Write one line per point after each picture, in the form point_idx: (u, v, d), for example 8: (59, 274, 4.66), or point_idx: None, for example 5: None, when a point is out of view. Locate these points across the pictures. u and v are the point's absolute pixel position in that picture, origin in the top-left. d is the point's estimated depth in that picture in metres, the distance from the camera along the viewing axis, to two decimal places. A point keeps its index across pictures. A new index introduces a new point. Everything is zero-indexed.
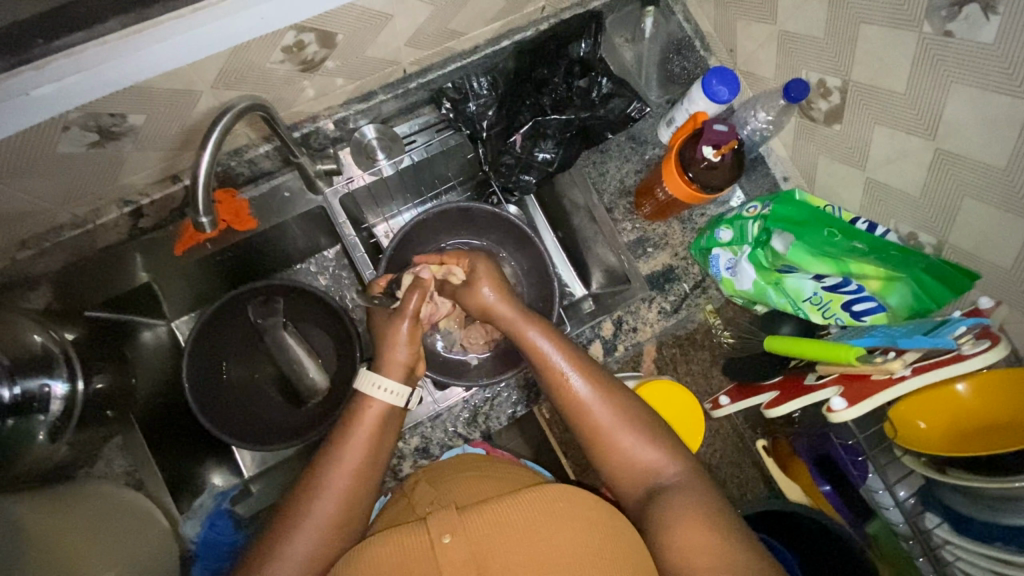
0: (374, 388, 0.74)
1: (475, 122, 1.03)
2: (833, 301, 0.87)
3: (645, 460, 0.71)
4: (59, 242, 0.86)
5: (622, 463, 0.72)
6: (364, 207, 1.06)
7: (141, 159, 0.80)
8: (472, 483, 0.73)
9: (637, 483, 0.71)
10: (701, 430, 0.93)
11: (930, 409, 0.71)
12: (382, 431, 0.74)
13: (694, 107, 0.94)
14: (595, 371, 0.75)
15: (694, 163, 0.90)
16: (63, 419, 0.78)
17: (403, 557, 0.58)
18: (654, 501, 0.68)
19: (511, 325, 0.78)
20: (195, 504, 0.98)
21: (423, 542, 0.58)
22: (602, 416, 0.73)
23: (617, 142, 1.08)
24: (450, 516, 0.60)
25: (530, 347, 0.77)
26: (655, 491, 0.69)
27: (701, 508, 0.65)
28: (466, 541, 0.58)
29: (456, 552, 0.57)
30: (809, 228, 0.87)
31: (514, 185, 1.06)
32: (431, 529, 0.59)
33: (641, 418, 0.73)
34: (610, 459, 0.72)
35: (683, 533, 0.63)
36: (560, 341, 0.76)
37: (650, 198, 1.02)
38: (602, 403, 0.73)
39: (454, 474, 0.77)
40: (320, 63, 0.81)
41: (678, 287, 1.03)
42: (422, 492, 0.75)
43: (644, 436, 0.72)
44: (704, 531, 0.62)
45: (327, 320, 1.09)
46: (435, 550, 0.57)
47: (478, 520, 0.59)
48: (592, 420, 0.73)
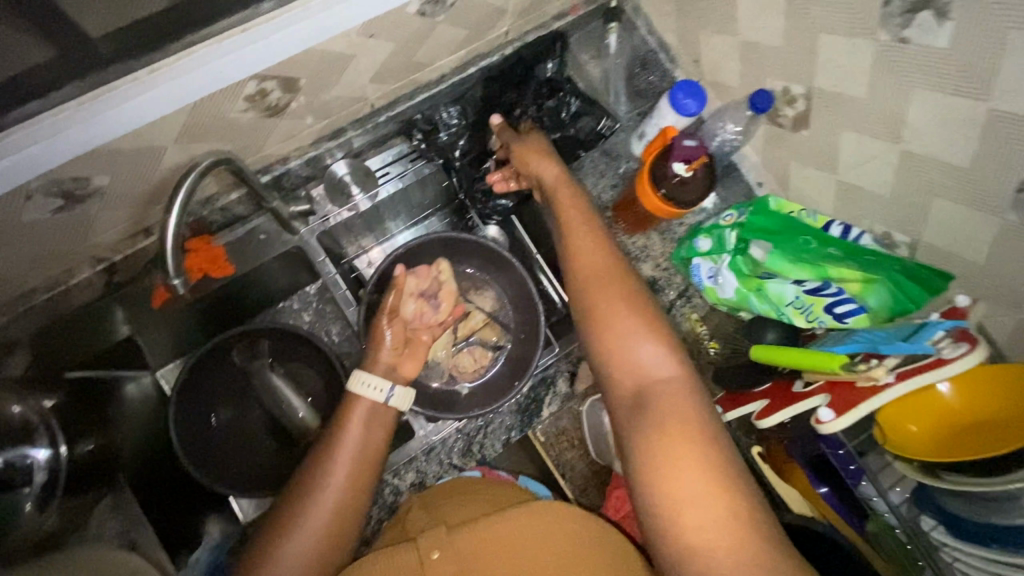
0: (361, 385, 0.79)
1: (447, 151, 1.02)
2: (815, 303, 0.87)
3: (645, 362, 0.70)
4: (33, 306, 0.86)
5: (622, 359, 0.72)
6: (341, 239, 1.05)
7: (111, 218, 0.79)
8: (464, 502, 0.78)
9: (630, 377, 0.70)
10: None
11: (919, 413, 0.71)
12: (367, 430, 0.78)
13: (664, 122, 0.95)
14: (631, 277, 0.78)
15: (666, 180, 0.90)
16: (48, 489, 0.77)
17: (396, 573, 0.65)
18: (642, 400, 0.68)
19: (565, 205, 0.85)
20: (192, 558, 0.96)
21: (412, 559, 0.66)
22: (626, 314, 0.73)
23: (591, 158, 1.08)
24: (439, 533, 0.68)
25: (554, 183, 0.88)
26: (642, 388, 0.69)
27: (701, 459, 0.61)
28: (454, 556, 0.66)
29: (444, 566, 0.65)
30: (784, 236, 0.91)
31: (491, 211, 1.07)
32: (420, 547, 0.66)
33: (661, 332, 0.72)
34: (609, 353, 0.73)
35: (680, 470, 0.61)
36: (608, 241, 0.81)
37: (629, 212, 1.03)
38: (625, 295, 0.75)
39: (448, 495, 0.81)
40: (285, 107, 0.80)
41: (661, 299, 1.03)
42: (414, 516, 0.80)
43: (653, 343, 0.71)
44: (697, 475, 0.60)
45: (315, 358, 1.08)
46: (423, 566, 0.65)
47: (464, 537, 0.67)
48: (615, 310, 0.74)
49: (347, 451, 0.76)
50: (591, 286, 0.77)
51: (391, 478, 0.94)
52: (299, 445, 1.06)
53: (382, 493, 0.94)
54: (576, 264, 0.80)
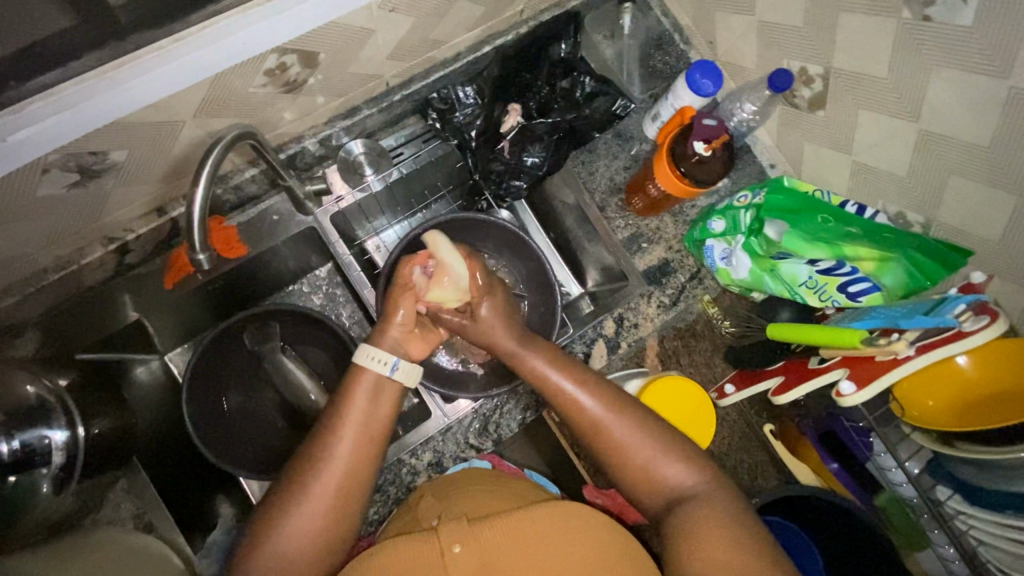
0: (367, 359, 0.76)
1: (463, 131, 1.02)
2: (828, 283, 0.89)
3: (667, 469, 0.70)
4: (44, 285, 0.83)
5: (646, 479, 0.71)
6: (355, 223, 1.04)
7: (126, 195, 0.78)
8: (479, 495, 0.75)
9: (658, 494, 0.71)
10: (711, 420, 0.93)
11: (936, 387, 0.73)
12: (374, 400, 0.74)
13: (679, 102, 0.95)
14: (588, 376, 0.78)
15: (684, 158, 0.91)
16: (66, 470, 0.75)
17: (416, 564, 0.62)
18: (677, 509, 0.68)
19: (511, 354, 0.82)
20: (209, 541, 0.96)
21: (434, 551, 0.62)
22: (613, 429, 0.73)
23: (604, 140, 1.08)
24: (460, 527, 0.64)
25: (567, 404, 0.76)
26: (677, 501, 0.69)
27: (709, 520, 0.65)
28: (476, 550, 0.62)
29: (464, 563, 0.61)
30: (803, 215, 0.90)
31: (505, 192, 1.05)
32: (441, 539, 0.63)
33: (641, 425, 0.73)
34: (631, 477, 0.72)
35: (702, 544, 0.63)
36: (559, 361, 0.80)
37: (641, 193, 1.04)
38: (621, 424, 0.73)
39: (460, 488, 0.79)
40: (303, 82, 0.79)
41: (674, 280, 1.04)
42: (427, 505, 0.77)
43: (667, 448, 0.72)
44: (714, 541, 0.63)
45: (327, 341, 1.06)
46: (445, 559, 0.61)
47: (487, 531, 0.63)
48: (603, 431, 0.73)
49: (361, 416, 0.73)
50: (571, 410, 0.75)
51: (408, 457, 0.95)
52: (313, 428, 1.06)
53: (399, 473, 0.94)
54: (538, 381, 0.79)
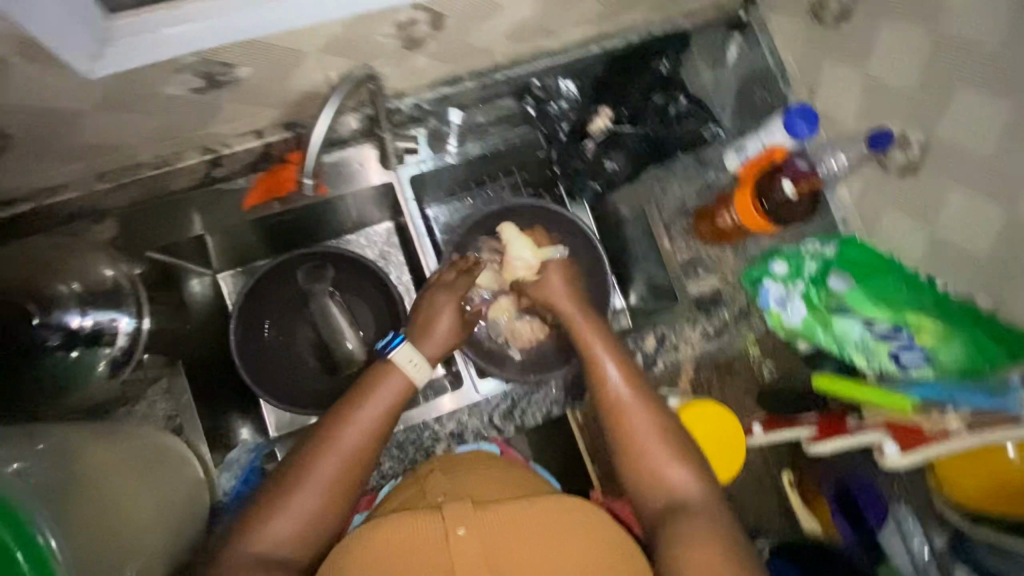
0: (405, 361, 0.81)
1: (554, 123, 1.03)
2: (880, 348, 0.88)
3: (669, 473, 0.73)
4: (136, 179, 0.86)
5: (654, 475, 0.74)
6: (428, 189, 1.07)
7: (235, 111, 0.81)
8: (484, 484, 0.77)
9: (658, 495, 0.73)
10: (736, 459, 0.91)
11: (980, 470, 0.72)
12: (398, 398, 0.79)
13: (771, 140, 0.97)
14: (633, 368, 0.82)
15: (770, 194, 0.93)
16: (126, 354, 0.77)
17: (418, 540, 0.62)
18: (674, 518, 0.69)
19: (575, 318, 0.87)
20: (229, 458, 0.99)
21: (437, 527, 0.62)
22: (640, 428, 0.76)
23: (683, 163, 1.08)
24: (465, 509, 0.64)
25: (603, 384, 0.81)
26: (675, 509, 0.70)
27: (705, 536, 0.66)
28: (479, 534, 0.62)
29: (466, 545, 0.61)
30: (877, 275, 0.92)
31: (580, 189, 1.09)
32: (445, 519, 0.63)
33: (673, 436, 0.76)
34: (643, 465, 0.74)
35: (695, 547, 0.64)
36: (612, 343, 0.84)
37: (710, 220, 1.04)
38: (645, 418, 0.77)
39: (466, 471, 0.80)
40: (423, 42, 0.81)
41: (722, 312, 1.06)
42: (434, 482, 0.78)
43: (676, 455, 0.74)
44: (710, 552, 0.63)
45: (376, 296, 1.10)
46: (446, 540, 0.61)
47: (489, 516, 0.63)
48: (628, 425, 0.77)
49: (370, 405, 0.76)
50: (603, 391, 0.80)
51: (433, 423, 0.97)
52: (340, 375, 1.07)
53: (421, 436, 0.97)
54: (590, 355, 0.83)
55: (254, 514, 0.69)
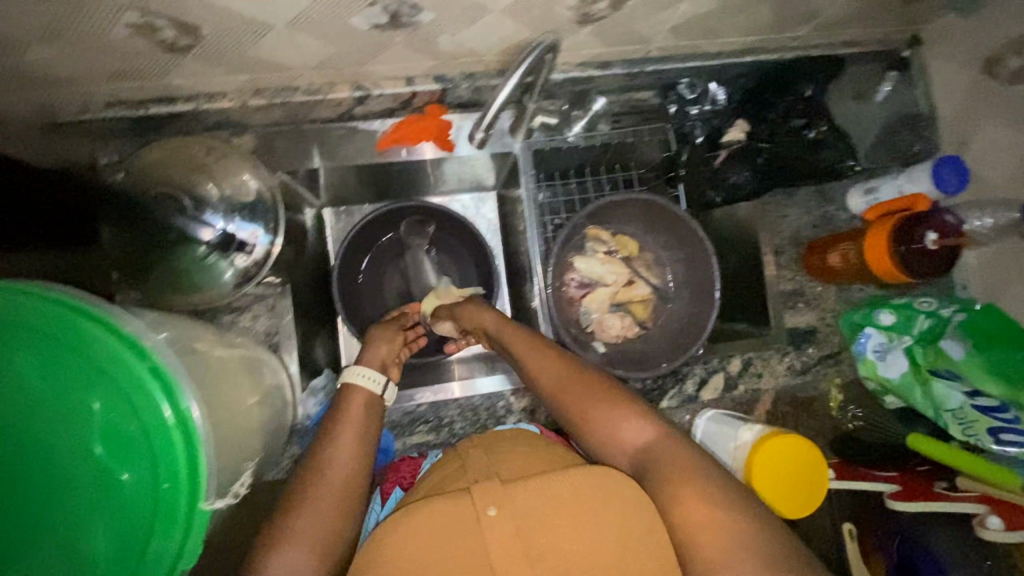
0: (357, 375, 0.82)
1: (687, 126, 1.02)
2: (978, 421, 0.85)
3: (632, 442, 0.72)
4: (286, 102, 0.87)
5: (616, 439, 0.73)
6: (543, 166, 1.03)
7: (398, 53, 0.82)
8: (521, 457, 0.72)
9: (626, 459, 0.72)
10: (812, 505, 0.84)
11: None
12: (365, 409, 0.79)
13: (912, 187, 0.93)
14: (573, 364, 0.80)
15: (909, 240, 0.87)
16: (256, 267, 0.86)
17: (450, 522, 0.60)
18: (647, 478, 0.68)
19: (505, 329, 0.86)
20: (313, 385, 1.00)
21: (468, 512, 0.61)
22: (589, 405, 0.75)
23: (806, 191, 1.07)
24: (492, 488, 0.62)
25: (556, 390, 0.78)
26: (645, 463, 0.70)
27: (693, 484, 0.65)
28: (510, 518, 0.60)
29: (502, 526, 0.59)
30: (996, 346, 0.89)
31: (696, 200, 1.06)
32: (474, 500, 0.61)
33: (613, 398, 0.75)
34: (604, 441, 0.74)
35: (690, 504, 0.63)
36: (529, 338, 0.84)
37: (823, 256, 1.01)
38: (596, 399, 0.75)
39: (507, 446, 0.75)
40: (596, 20, 0.81)
41: (812, 350, 1.05)
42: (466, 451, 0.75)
43: (626, 416, 0.73)
44: (704, 507, 0.63)
45: (471, 259, 1.12)
46: (479, 524, 0.59)
47: (517, 495, 0.61)
48: (578, 409, 0.76)
49: (348, 424, 0.75)
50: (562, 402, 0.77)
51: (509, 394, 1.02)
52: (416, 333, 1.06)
53: (496, 405, 1.01)
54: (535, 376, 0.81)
55: (256, 554, 0.64)
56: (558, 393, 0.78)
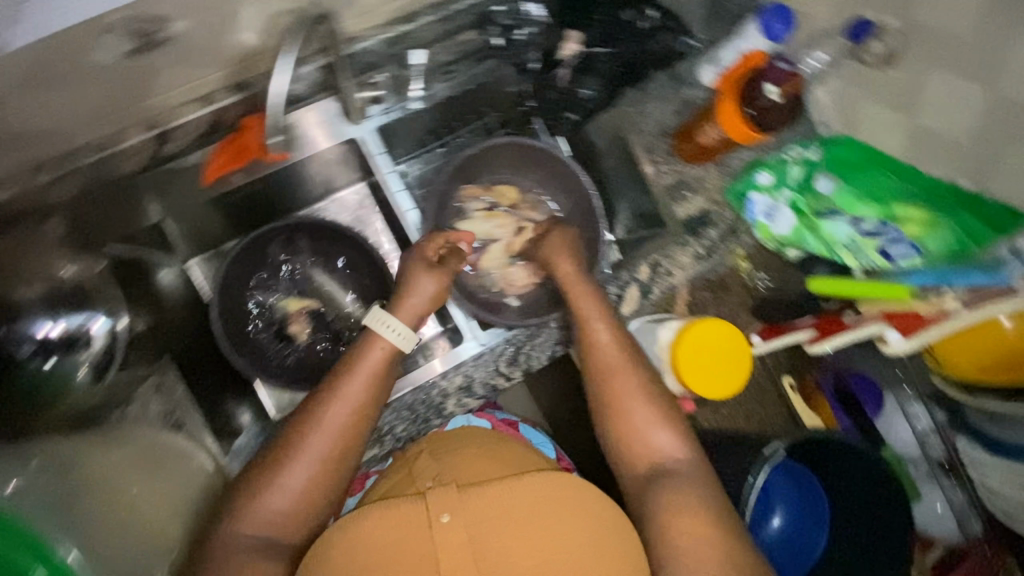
0: (383, 326, 0.79)
1: (522, 53, 0.97)
2: (867, 244, 0.94)
3: (663, 453, 0.76)
4: (78, 168, 0.78)
5: (644, 447, 0.77)
6: (395, 140, 0.98)
7: (172, 76, 0.73)
8: (479, 461, 0.78)
9: (643, 459, 0.77)
10: (744, 375, 0.87)
11: (969, 347, 0.77)
12: (389, 369, 0.78)
13: (747, 44, 0.94)
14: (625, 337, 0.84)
15: (755, 100, 0.90)
16: (106, 357, 0.86)
17: (401, 528, 0.62)
18: (655, 481, 0.74)
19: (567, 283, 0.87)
20: (236, 445, 0.90)
21: (421, 516, 0.62)
22: (628, 377, 0.80)
23: (658, 81, 1.03)
24: (449, 494, 0.64)
25: (591, 340, 0.83)
26: (657, 472, 0.75)
27: (687, 502, 0.70)
28: (463, 522, 0.62)
29: (453, 533, 0.61)
30: (862, 171, 0.97)
31: (555, 124, 1.03)
32: (429, 506, 0.63)
33: (660, 397, 0.79)
34: (622, 427, 0.78)
35: (682, 517, 0.68)
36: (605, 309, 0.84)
37: (693, 139, 1.00)
38: (633, 379, 0.80)
39: (456, 449, 0.82)
40: None
41: (710, 232, 1.02)
42: (423, 463, 0.80)
43: (669, 425, 0.78)
44: (701, 530, 0.67)
45: (361, 262, 1.03)
46: (432, 528, 0.61)
47: (477, 501, 0.63)
48: (613, 378, 0.80)
49: (354, 375, 0.76)
50: (604, 374, 0.80)
51: (440, 379, 0.95)
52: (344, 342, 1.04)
53: (430, 395, 0.95)
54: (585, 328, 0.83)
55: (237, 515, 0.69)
56: (604, 370, 0.81)
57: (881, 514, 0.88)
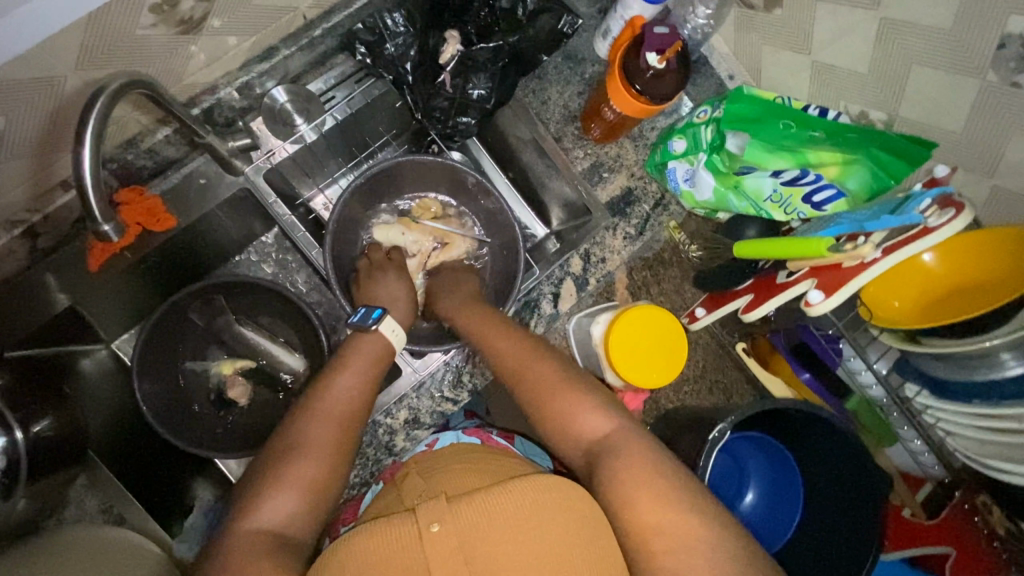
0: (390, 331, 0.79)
1: (397, 65, 0.93)
2: (793, 195, 0.86)
3: (590, 434, 0.66)
4: None
5: (567, 433, 0.67)
6: (294, 179, 0.94)
7: (15, 172, 0.70)
8: (466, 474, 0.68)
9: (579, 445, 0.67)
10: (682, 358, 0.89)
11: (903, 288, 0.76)
12: (376, 381, 0.75)
13: (628, 13, 0.87)
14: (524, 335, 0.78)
15: (639, 74, 0.85)
16: (9, 475, 0.75)
17: (390, 549, 0.54)
18: (599, 467, 0.63)
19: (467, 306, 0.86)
20: (186, 525, 0.93)
21: (411, 534, 0.54)
22: (536, 373, 0.72)
23: (553, 64, 1.00)
24: (440, 504, 0.56)
25: (497, 351, 0.77)
26: (597, 455, 0.64)
27: (645, 478, 0.60)
28: (457, 533, 0.54)
29: (444, 544, 0.53)
30: (764, 123, 0.85)
31: (453, 131, 0.97)
32: (418, 519, 0.55)
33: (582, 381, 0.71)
34: (548, 424, 0.69)
35: (641, 501, 0.58)
36: (499, 320, 0.81)
37: (597, 118, 0.95)
38: (541, 361, 0.73)
39: (445, 465, 0.71)
40: (202, 21, 0.69)
41: (639, 209, 0.99)
42: (412, 484, 0.69)
43: (590, 402, 0.68)
44: (665, 509, 0.57)
45: (285, 311, 0.98)
46: (423, 541, 0.53)
47: (470, 508, 0.55)
48: (525, 375, 0.72)
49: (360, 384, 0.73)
50: (516, 372, 0.73)
51: (384, 418, 0.92)
52: (290, 391, 1.02)
53: (377, 435, 0.92)
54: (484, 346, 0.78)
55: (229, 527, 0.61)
56: (514, 376, 0.73)
57: (857, 475, 0.82)
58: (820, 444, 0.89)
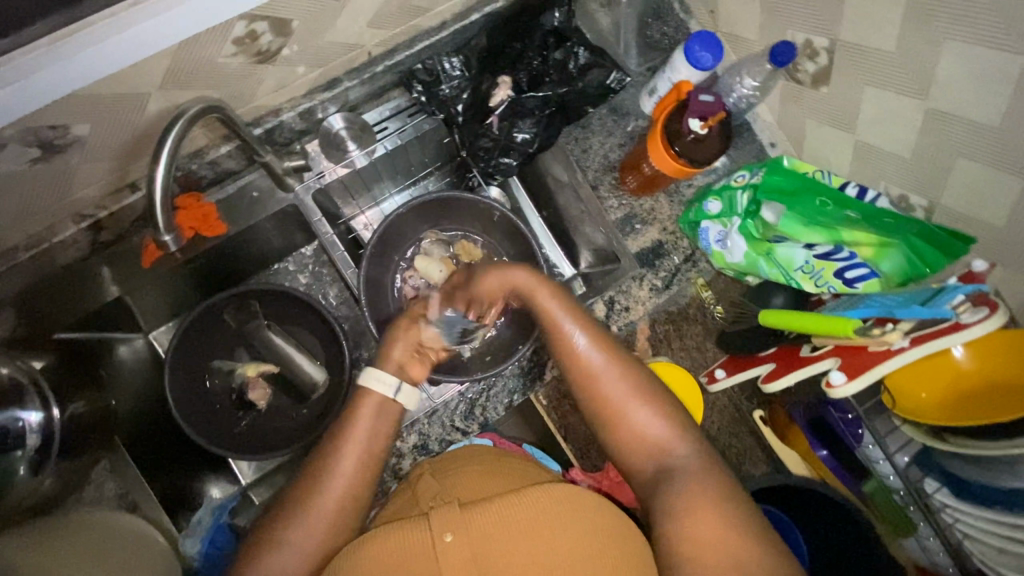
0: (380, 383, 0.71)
1: (449, 105, 0.97)
2: (825, 268, 0.86)
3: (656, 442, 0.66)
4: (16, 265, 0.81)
5: (635, 436, 0.67)
6: (337, 199, 0.99)
7: (90, 173, 0.76)
8: (482, 475, 0.67)
9: (644, 456, 0.67)
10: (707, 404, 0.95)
11: (929, 380, 0.75)
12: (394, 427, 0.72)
13: (677, 76, 0.90)
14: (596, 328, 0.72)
15: (679, 137, 0.88)
16: (43, 450, 0.77)
17: (404, 553, 0.55)
18: (663, 482, 0.63)
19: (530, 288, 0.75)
20: (193, 520, 0.95)
21: (426, 540, 0.55)
22: (609, 384, 0.69)
23: (599, 115, 1.03)
24: (454, 511, 0.56)
25: (560, 341, 0.72)
26: (663, 474, 0.64)
27: (704, 497, 0.59)
28: (469, 540, 0.55)
29: (457, 554, 0.54)
30: (800, 197, 0.86)
31: (494, 169, 1.00)
32: (432, 525, 0.55)
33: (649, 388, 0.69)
34: (615, 434, 0.68)
35: (697, 518, 0.58)
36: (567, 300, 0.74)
37: (635, 171, 0.98)
38: (617, 367, 0.70)
39: (459, 467, 0.71)
40: (277, 52, 0.75)
41: (668, 263, 0.99)
42: (426, 484, 0.69)
43: (655, 408, 0.68)
44: (711, 520, 0.57)
45: (315, 322, 1.01)
46: (436, 549, 0.54)
47: (481, 518, 0.55)
48: (598, 386, 0.69)
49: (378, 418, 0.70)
50: (588, 379, 0.70)
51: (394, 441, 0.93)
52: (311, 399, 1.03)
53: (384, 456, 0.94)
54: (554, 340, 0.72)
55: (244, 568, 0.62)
56: (586, 378, 0.70)
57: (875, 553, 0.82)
58: (837, 529, 0.87)
